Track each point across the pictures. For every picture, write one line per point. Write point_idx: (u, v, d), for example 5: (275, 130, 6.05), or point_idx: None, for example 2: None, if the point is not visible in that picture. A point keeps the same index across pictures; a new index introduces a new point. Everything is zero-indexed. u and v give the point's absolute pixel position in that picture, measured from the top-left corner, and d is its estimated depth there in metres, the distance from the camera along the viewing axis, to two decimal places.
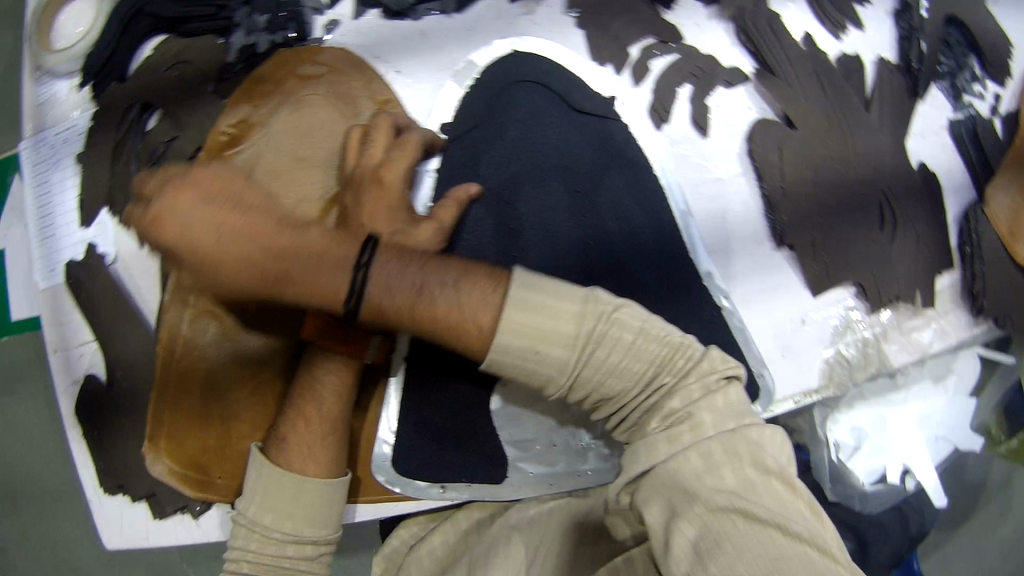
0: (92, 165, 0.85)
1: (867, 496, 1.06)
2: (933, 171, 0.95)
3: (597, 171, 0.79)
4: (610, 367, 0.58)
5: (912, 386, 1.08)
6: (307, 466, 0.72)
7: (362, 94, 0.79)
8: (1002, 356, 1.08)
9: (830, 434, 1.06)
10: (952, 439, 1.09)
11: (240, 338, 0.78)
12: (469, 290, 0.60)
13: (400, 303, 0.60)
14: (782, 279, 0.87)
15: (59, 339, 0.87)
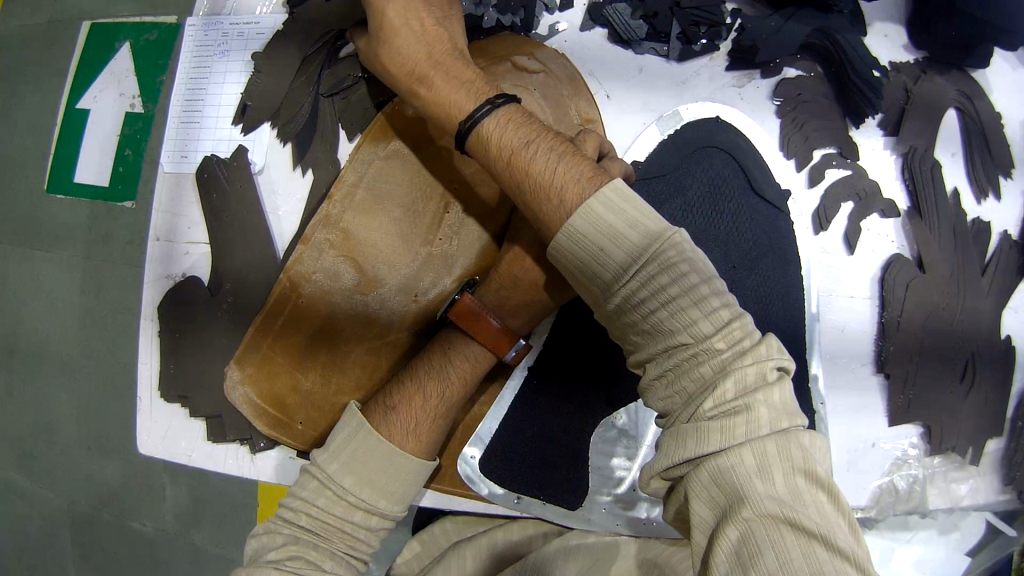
0: (265, 71, 0.82)
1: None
2: (1015, 346, 1.01)
3: (754, 253, 0.82)
4: (667, 309, 0.55)
5: (921, 530, 1.17)
6: (408, 442, 0.70)
7: (571, 106, 0.79)
8: (1005, 526, 1.15)
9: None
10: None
11: (374, 295, 0.77)
12: (560, 166, 0.60)
13: (506, 137, 0.62)
14: (869, 401, 0.92)
15: (166, 228, 0.83)
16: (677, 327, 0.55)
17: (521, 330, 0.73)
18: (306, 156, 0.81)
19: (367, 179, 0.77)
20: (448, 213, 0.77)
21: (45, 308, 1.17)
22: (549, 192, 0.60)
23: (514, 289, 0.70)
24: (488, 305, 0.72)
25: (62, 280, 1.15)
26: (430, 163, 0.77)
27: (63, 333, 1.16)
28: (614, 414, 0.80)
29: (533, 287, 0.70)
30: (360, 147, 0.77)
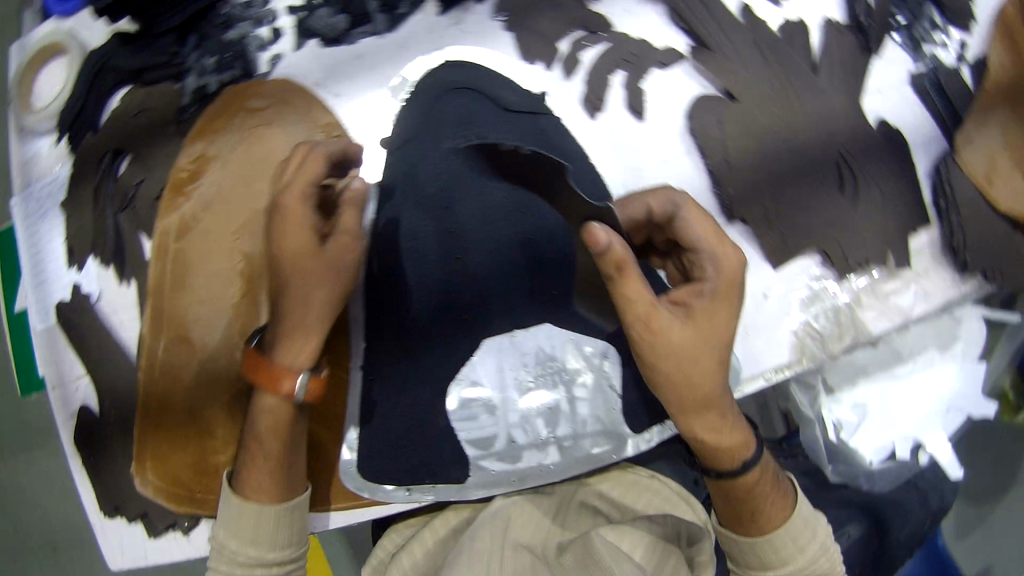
0: (72, 212, 0.90)
1: (872, 474, 1.12)
2: (894, 126, 0.92)
3: (533, 166, 0.81)
4: (769, 552, 0.72)
5: (918, 357, 1.12)
6: (257, 495, 0.74)
7: (307, 119, 0.85)
8: (1006, 316, 1.11)
9: (828, 413, 1.10)
10: (963, 409, 1.12)
11: (212, 357, 0.84)
12: (721, 435, 0.71)
13: (683, 366, 0.69)
14: (738, 254, 0.86)
15: (54, 377, 0.90)
16: (777, 560, 0.72)
17: (304, 363, 0.73)
18: (128, 265, 0.88)
19: (171, 264, 0.85)
20: (241, 260, 0.84)
21: (13, 506, 1.21)
22: (676, 366, 0.69)
23: (292, 321, 0.72)
24: (272, 352, 0.74)
25: (25, 465, 1.21)
26: (212, 226, 0.85)
27: (44, 513, 1.21)
28: (457, 384, 0.82)
29: (296, 311, 0.72)
30: (158, 241, 0.86)
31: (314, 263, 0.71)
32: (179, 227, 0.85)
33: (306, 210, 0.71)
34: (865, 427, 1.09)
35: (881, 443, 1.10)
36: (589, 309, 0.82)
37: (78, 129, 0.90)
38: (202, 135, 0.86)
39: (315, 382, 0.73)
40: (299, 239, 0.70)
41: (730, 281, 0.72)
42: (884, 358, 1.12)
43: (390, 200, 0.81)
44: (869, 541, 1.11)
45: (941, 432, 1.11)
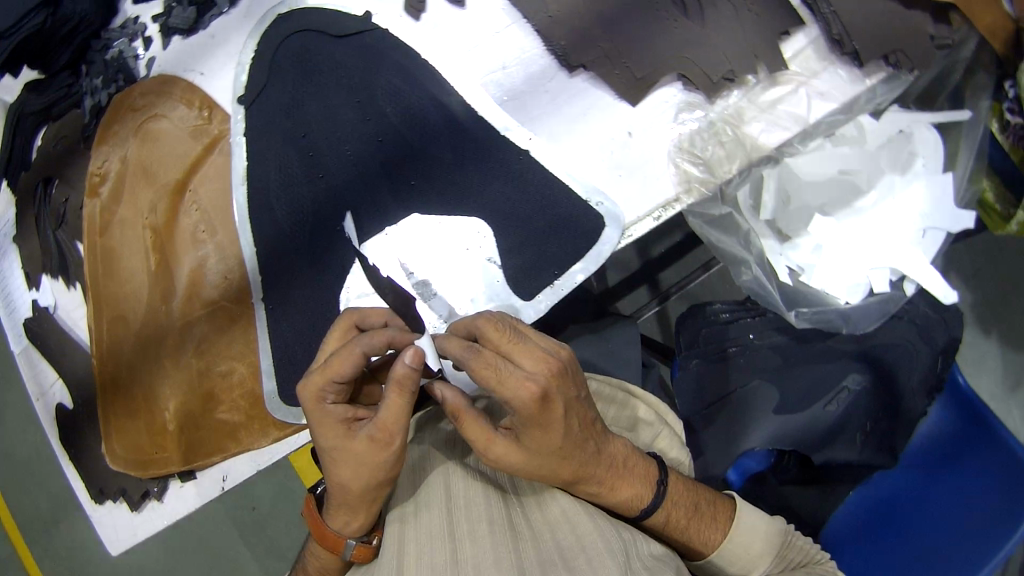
0: (22, 241, 1.02)
1: (848, 316, 1.06)
2: None
3: (368, 76, 0.88)
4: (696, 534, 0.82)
5: (876, 184, 1.06)
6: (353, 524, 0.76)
7: (177, 99, 0.94)
8: (955, 115, 1.03)
9: (781, 261, 1.05)
10: (942, 228, 1.05)
11: (141, 327, 0.92)
12: (622, 495, 0.78)
13: (634, 503, 0.79)
14: (587, 101, 0.83)
15: (38, 387, 1.02)
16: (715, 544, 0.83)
17: (353, 529, 0.76)
18: (72, 273, 0.98)
19: (96, 256, 0.95)
20: (149, 234, 0.93)
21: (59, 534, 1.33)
22: (545, 455, 0.71)
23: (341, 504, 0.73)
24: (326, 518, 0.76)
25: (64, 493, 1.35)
26: (124, 215, 0.94)
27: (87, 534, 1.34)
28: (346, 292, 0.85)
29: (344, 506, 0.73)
30: (85, 241, 0.96)
31: (350, 461, 0.69)
32: (95, 222, 0.95)
33: (330, 411, 0.70)
34: (827, 267, 1.04)
35: (855, 280, 1.04)
36: (450, 194, 0.84)
37: (14, 171, 1.03)
38: (104, 142, 0.96)
39: (358, 551, 0.76)
40: (335, 437, 0.69)
41: (539, 390, 0.67)
42: (840, 198, 1.06)
43: (260, 145, 0.90)
44: (873, 392, 1.08)
45: (921, 255, 1.04)
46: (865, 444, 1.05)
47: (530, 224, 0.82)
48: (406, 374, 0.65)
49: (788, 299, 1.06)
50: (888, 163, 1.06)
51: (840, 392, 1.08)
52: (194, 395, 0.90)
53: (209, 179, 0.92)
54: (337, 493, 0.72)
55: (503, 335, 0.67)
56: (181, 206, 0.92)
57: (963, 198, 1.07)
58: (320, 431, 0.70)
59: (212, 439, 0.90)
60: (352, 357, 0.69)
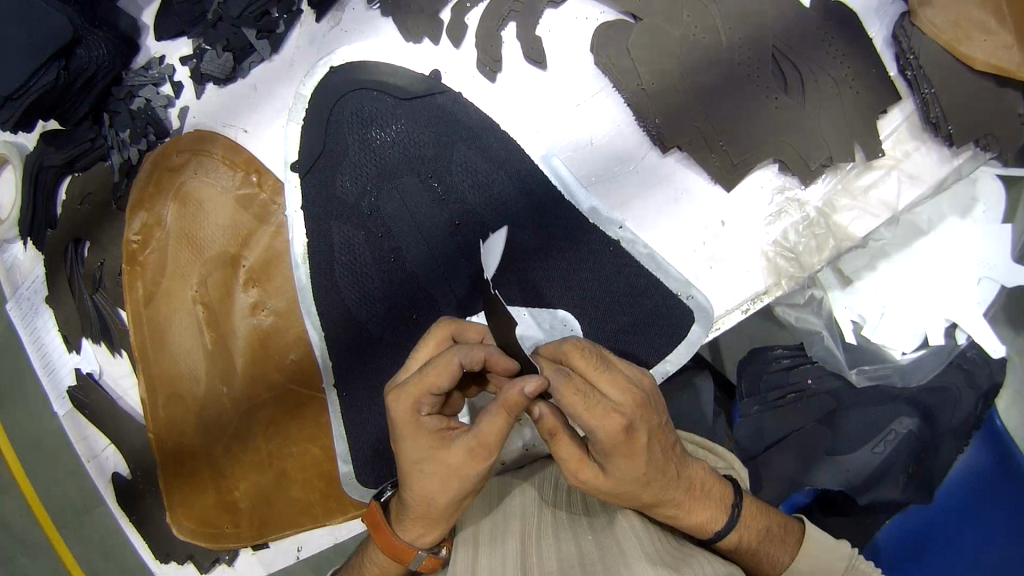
0: (55, 302, 0.96)
1: (906, 370, 1.03)
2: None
3: (439, 144, 0.80)
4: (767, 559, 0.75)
5: (936, 227, 1.02)
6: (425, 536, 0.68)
7: (221, 161, 0.86)
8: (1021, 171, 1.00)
9: (843, 313, 1.03)
10: (999, 278, 1.00)
11: (202, 404, 0.88)
12: (695, 520, 0.71)
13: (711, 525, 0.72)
14: (681, 185, 0.81)
15: (87, 450, 0.98)
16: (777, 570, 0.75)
17: (423, 541, 0.69)
18: (116, 340, 0.93)
19: (144, 327, 0.89)
20: (202, 309, 0.87)
21: None
22: (629, 482, 0.63)
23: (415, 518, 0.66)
24: (392, 524, 0.69)
25: None
26: (172, 285, 0.89)
27: None
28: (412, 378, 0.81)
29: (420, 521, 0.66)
30: (129, 309, 0.90)
31: (440, 475, 0.61)
32: (140, 292, 0.89)
33: (421, 424, 0.61)
34: (889, 318, 1.01)
35: (912, 331, 1.01)
36: (534, 279, 0.80)
37: (37, 229, 0.95)
38: (141, 206, 0.88)
39: (428, 560, 0.71)
40: (423, 450, 0.61)
41: (634, 426, 0.59)
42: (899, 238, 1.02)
43: (318, 217, 0.82)
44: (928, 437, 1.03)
45: (974, 305, 1.00)
46: (909, 484, 1.02)
47: (620, 316, 0.80)
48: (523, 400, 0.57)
49: (852, 357, 1.04)
50: (948, 206, 1.02)
51: (889, 434, 1.03)
52: (263, 474, 0.88)
53: (265, 250, 0.85)
54: (416, 505, 0.65)
55: (599, 366, 0.59)
56: (235, 279, 0.86)
57: (1020, 251, 1.02)
58: (407, 441, 0.61)
59: (284, 515, 0.89)
60: (453, 365, 0.59)
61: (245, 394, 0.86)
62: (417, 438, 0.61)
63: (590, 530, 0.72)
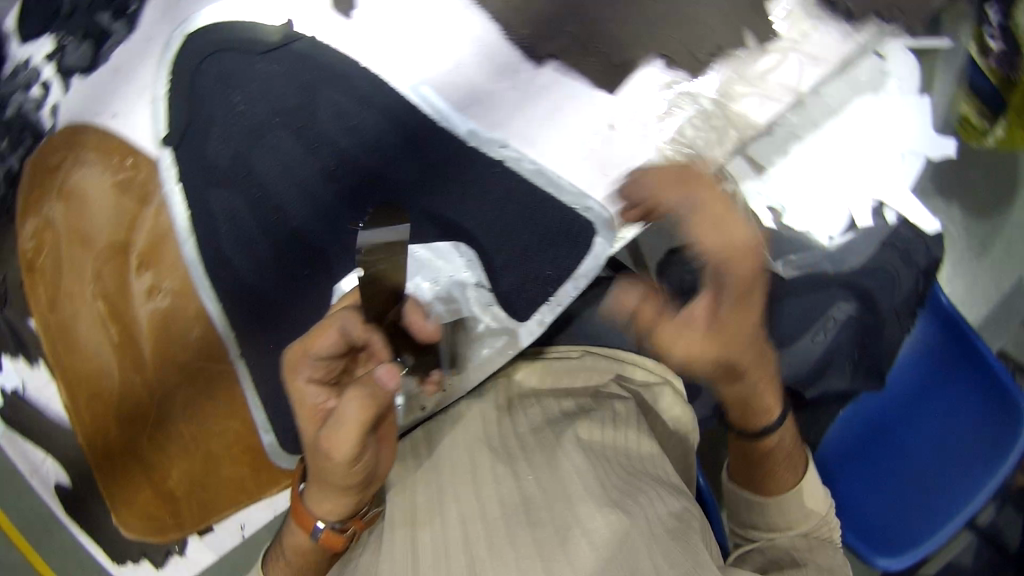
0: None
1: (836, 255, 1.04)
2: None
3: (308, 93, 0.77)
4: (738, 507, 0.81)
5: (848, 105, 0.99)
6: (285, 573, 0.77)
7: (99, 150, 0.84)
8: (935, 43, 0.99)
9: (761, 203, 1.00)
10: (920, 152, 1.02)
11: (123, 398, 0.87)
12: (636, 297, 0.66)
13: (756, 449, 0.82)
14: (561, 95, 0.77)
15: (27, 466, 0.94)
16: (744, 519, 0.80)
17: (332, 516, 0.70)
18: (32, 351, 0.91)
19: (56, 330, 0.88)
20: (103, 304, 0.85)
21: None
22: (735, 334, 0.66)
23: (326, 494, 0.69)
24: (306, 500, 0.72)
25: None
26: (71, 286, 0.87)
27: None
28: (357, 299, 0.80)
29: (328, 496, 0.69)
30: (38, 317, 0.88)
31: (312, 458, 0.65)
32: (45, 296, 0.88)
33: (304, 389, 0.65)
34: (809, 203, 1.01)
35: (836, 213, 1.02)
36: (426, 214, 0.79)
37: None
38: (30, 210, 0.87)
39: (328, 536, 0.71)
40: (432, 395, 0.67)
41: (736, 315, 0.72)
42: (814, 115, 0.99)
43: (198, 188, 0.80)
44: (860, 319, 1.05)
45: (902, 181, 1.02)
46: (852, 366, 1.08)
47: (518, 237, 0.81)
48: (379, 390, 0.61)
49: (775, 249, 1.02)
50: (865, 84, 0.99)
51: (828, 321, 1.04)
52: (192, 459, 0.87)
53: (153, 228, 0.83)
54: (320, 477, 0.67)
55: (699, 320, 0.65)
56: (125, 267, 0.84)
57: (941, 122, 1.05)
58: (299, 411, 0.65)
59: (225, 492, 0.89)
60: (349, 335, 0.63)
61: (156, 380, 0.86)
62: (303, 414, 0.65)
63: (532, 469, 0.69)
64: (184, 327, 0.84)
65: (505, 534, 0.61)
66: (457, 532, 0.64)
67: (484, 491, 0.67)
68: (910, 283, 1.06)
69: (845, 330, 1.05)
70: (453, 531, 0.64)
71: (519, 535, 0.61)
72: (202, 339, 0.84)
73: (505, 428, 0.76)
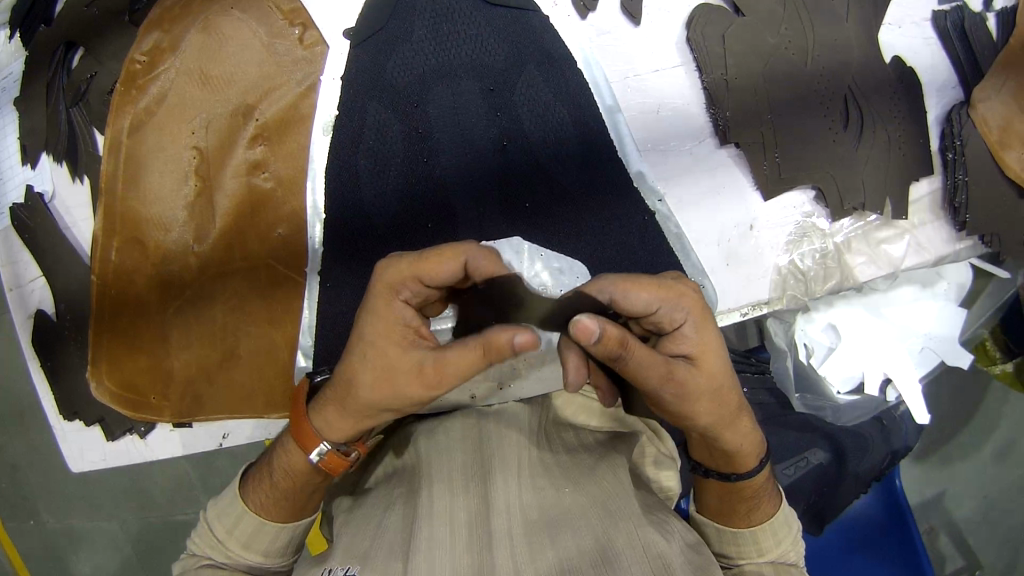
0: (28, 111, 0.85)
1: (839, 408, 1.03)
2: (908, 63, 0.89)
3: (512, 62, 0.76)
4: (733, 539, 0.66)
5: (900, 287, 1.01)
6: (268, 507, 0.64)
7: (267, 3, 0.77)
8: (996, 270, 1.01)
9: (800, 336, 1.01)
10: (937, 352, 1.01)
11: (169, 257, 0.79)
12: (666, 303, 0.53)
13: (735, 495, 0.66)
14: (728, 180, 0.81)
15: (11, 277, 0.86)
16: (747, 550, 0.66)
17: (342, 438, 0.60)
18: (79, 164, 0.83)
19: (123, 153, 0.79)
20: (194, 155, 0.78)
21: None
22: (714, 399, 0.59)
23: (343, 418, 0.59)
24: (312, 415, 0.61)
25: None
26: (165, 120, 0.78)
27: None
28: None
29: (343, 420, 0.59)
30: (111, 130, 0.79)
31: (378, 376, 0.53)
32: (131, 116, 0.79)
33: (397, 310, 0.52)
34: (839, 354, 0.99)
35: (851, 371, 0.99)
36: (560, 225, 0.78)
37: (29, 23, 0.86)
38: (158, 25, 0.78)
39: (332, 459, 0.60)
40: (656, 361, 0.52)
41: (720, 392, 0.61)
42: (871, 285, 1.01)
43: (359, 94, 0.76)
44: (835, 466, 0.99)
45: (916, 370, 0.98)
46: (807, 512, 0.99)
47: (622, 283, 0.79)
48: (497, 342, 0.48)
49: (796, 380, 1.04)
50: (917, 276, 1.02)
51: (801, 460, 0.99)
52: (210, 349, 0.80)
53: (287, 108, 0.77)
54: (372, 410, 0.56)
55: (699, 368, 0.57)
56: (237, 130, 0.77)
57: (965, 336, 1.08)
58: (381, 339, 0.52)
59: (220, 398, 0.82)
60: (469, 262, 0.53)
61: (214, 255, 0.79)
62: (380, 333, 0.52)
63: (571, 476, 0.63)
64: (271, 219, 0.78)
65: (547, 536, 0.56)
66: (493, 519, 0.57)
67: (522, 484, 0.62)
68: (879, 458, 1.00)
69: (812, 478, 0.98)
70: (489, 519, 0.58)
71: (559, 540, 0.55)
72: (286, 239, 0.78)
73: (549, 437, 0.71)
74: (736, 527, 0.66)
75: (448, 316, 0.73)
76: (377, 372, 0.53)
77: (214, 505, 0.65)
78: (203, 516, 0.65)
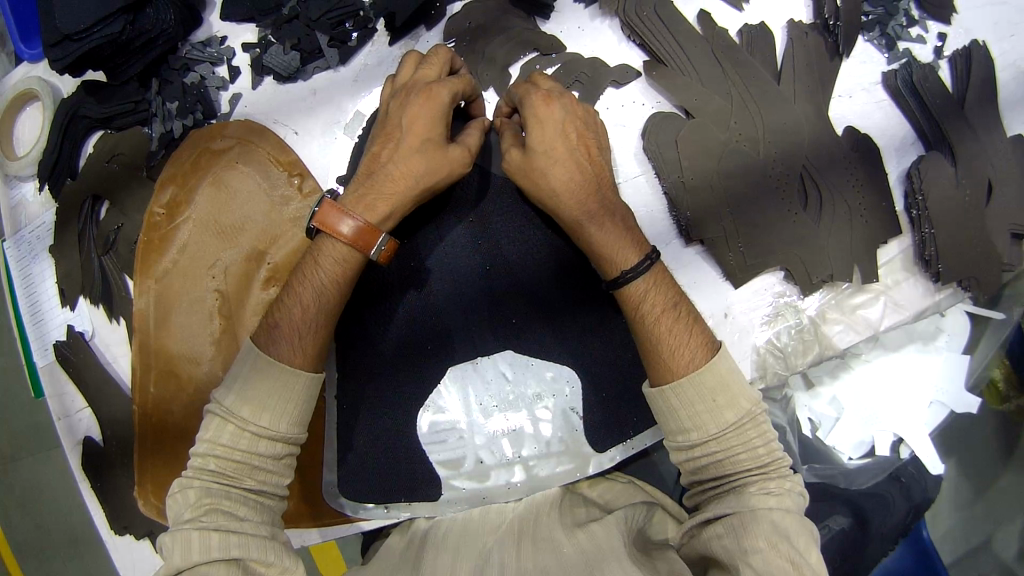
0: (66, 260, 0.99)
1: (851, 474, 1.02)
2: (860, 130, 0.94)
3: (488, 195, 0.83)
4: (698, 422, 0.66)
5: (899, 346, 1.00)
6: (294, 354, 0.69)
7: (267, 159, 0.88)
8: (990, 313, 1.01)
9: (803, 411, 1.02)
10: (947, 404, 1.00)
11: (197, 386, 0.89)
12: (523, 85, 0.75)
13: (652, 332, 0.70)
14: (697, 274, 0.92)
15: (60, 408, 1.00)
16: (733, 454, 0.65)
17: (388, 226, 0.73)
18: (115, 307, 0.96)
19: (150, 298, 0.89)
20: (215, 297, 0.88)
21: None
22: (565, 142, 0.71)
23: (380, 193, 0.72)
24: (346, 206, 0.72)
25: None
26: (183, 267, 0.89)
27: None
28: (438, 392, 0.86)
29: (383, 199, 0.72)
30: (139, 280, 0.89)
31: (422, 148, 0.71)
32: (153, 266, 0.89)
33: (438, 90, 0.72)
34: (845, 423, 1.01)
35: (858, 438, 1.01)
36: (549, 327, 0.84)
37: (56, 177, 1.00)
38: (174, 180, 0.89)
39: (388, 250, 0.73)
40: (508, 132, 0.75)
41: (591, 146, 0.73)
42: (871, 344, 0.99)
43: None
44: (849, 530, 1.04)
45: (922, 426, 0.99)
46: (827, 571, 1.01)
47: (610, 382, 0.85)
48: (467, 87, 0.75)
49: (803, 452, 1.03)
50: (916, 333, 1.01)
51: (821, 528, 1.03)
52: None
53: (292, 254, 0.87)
54: (400, 169, 0.72)
55: (562, 109, 0.72)
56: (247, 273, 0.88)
57: (974, 380, 1.04)
58: (419, 116, 0.71)
59: None
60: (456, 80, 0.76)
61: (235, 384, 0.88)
62: (426, 111, 0.71)
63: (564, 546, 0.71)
64: None
65: None
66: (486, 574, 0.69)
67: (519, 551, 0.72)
68: (900, 514, 1.02)
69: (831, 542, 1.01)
70: None
71: None
72: None
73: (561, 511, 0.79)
74: (662, 386, 0.68)
75: (451, 378, 0.86)
76: (409, 149, 0.72)
77: (217, 391, 0.67)
78: (206, 409, 0.66)
